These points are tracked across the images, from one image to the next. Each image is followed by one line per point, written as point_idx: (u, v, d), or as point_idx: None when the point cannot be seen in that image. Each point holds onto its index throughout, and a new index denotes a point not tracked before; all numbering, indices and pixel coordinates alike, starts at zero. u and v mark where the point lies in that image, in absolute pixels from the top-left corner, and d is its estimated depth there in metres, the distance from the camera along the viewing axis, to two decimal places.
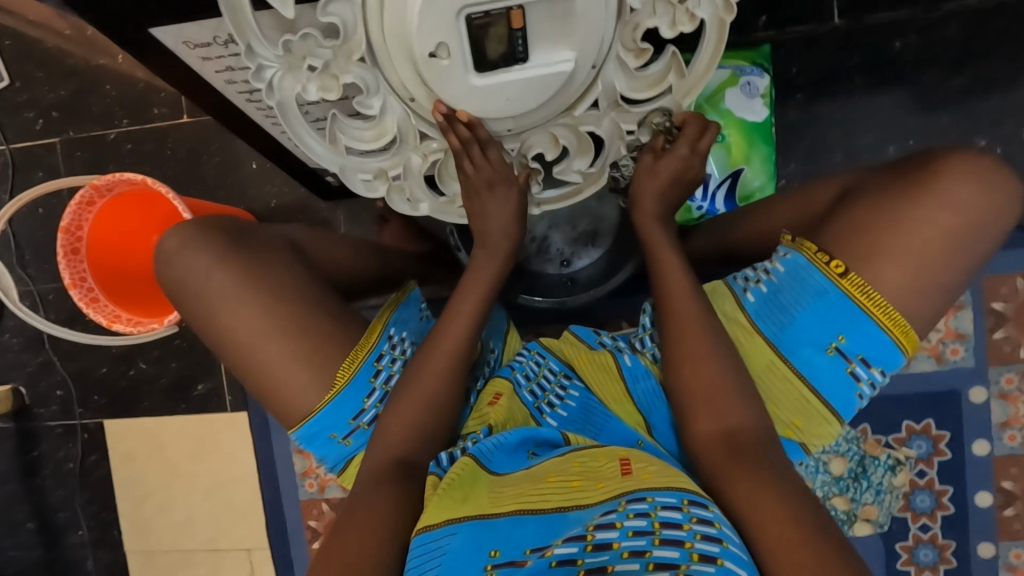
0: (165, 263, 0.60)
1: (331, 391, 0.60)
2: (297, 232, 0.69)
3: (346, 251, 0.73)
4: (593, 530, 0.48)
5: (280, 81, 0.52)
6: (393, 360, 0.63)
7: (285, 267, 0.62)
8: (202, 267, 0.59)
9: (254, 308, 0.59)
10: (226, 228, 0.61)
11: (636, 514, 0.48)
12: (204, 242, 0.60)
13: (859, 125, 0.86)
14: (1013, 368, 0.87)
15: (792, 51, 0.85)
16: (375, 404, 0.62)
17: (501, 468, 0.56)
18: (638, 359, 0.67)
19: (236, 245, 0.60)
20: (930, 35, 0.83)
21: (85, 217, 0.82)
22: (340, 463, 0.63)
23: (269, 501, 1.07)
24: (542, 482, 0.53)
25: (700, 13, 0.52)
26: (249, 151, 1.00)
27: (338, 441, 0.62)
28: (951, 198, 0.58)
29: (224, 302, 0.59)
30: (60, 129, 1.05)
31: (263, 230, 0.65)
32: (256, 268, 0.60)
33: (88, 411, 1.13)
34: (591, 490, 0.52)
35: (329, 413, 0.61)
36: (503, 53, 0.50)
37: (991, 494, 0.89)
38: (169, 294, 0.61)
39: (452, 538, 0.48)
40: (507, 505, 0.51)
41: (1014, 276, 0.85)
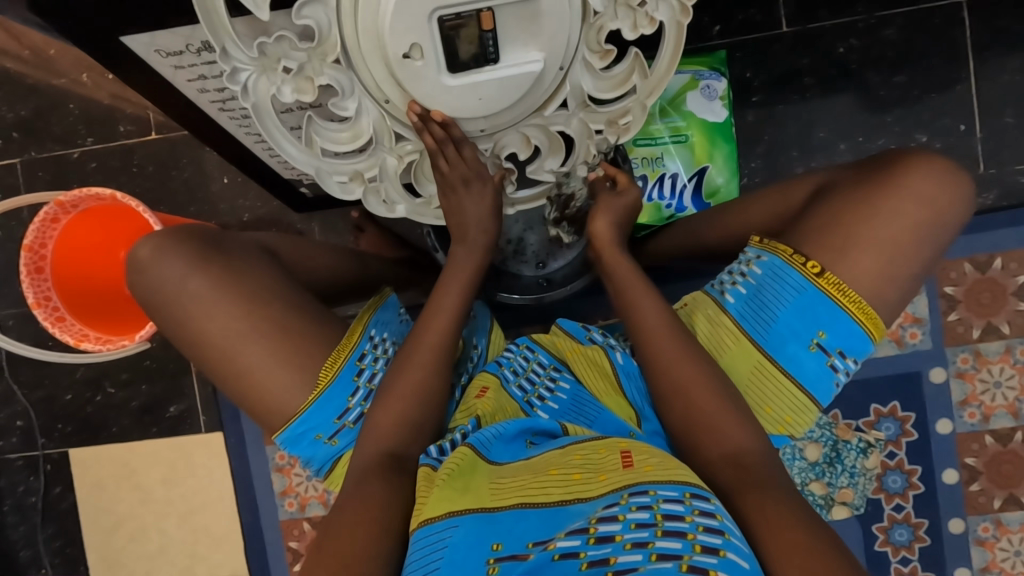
0: (139, 272, 0.60)
1: (316, 390, 0.60)
2: (272, 238, 0.69)
3: (323, 257, 0.73)
4: (596, 522, 0.49)
5: (255, 83, 0.52)
6: (375, 359, 0.63)
7: (261, 271, 0.62)
8: (175, 274, 0.59)
9: (233, 312, 0.60)
10: (201, 236, 0.62)
11: (639, 507, 0.50)
12: (176, 250, 0.60)
13: (811, 125, 0.92)
14: (967, 348, 0.91)
15: (746, 57, 0.91)
16: (360, 402, 0.62)
17: (501, 457, 0.57)
18: (629, 357, 0.69)
19: (207, 252, 0.61)
20: (869, 41, 0.89)
21: (50, 234, 0.80)
22: (327, 464, 0.63)
23: (247, 524, 1.04)
24: (544, 474, 0.54)
25: (659, 16, 0.55)
26: (221, 166, 0.99)
27: (324, 441, 0.62)
28: (914, 195, 0.64)
29: (198, 304, 0.60)
30: (20, 149, 1.02)
31: (241, 237, 0.65)
32: (232, 273, 0.61)
33: (51, 441, 1.08)
34: (593, 483, 0.53)
35: (314, 412, 0.61)
36: (475, 53, 0.52)
37: (956, 470, 0.93)
38: (145, 304, 0.61)
39: (455, 530, 0.49)
40: (510, 498, 0.52)
41: (962, 261, 0.91)
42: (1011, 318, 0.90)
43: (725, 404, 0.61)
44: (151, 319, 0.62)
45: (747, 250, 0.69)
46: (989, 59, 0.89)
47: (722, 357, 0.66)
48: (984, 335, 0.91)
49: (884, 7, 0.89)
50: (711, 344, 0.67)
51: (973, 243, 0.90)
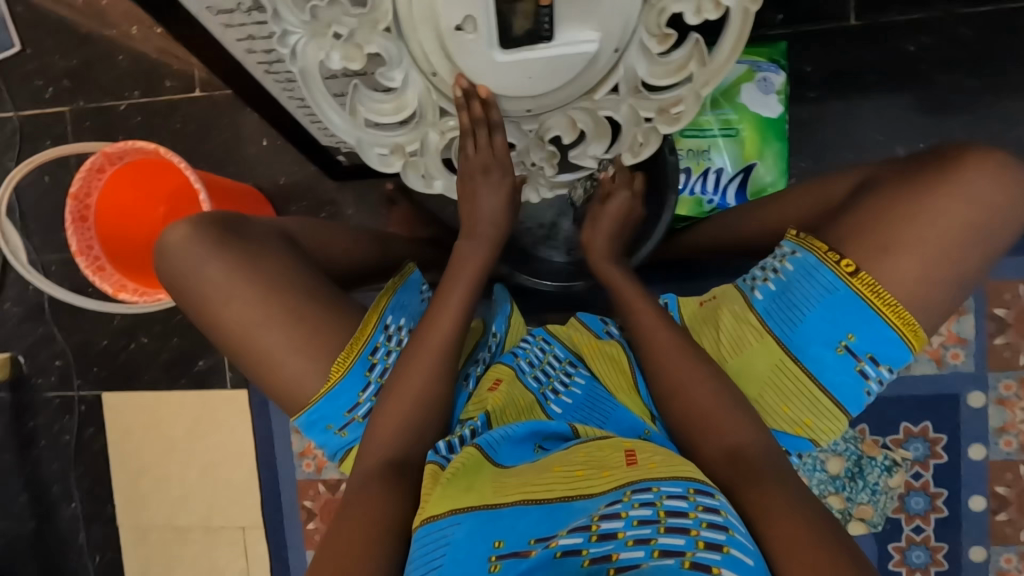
0: (166, 260, 0.63)
1: (327, 383, 0.62)
2: (292, 225, 0.71)
3: (344, 244, 0.75)
4: (598, 520, 0.49)
5: (304, 48, 0.52)
6: (387, 352, 0.64)
7: (280, 259, 0.64)
8: (196, 263, 0.62)
9: (251, 301, 0.62)
10: (221, 222, 0.63)
11: (641, 504, 0.50)
12: (197, 240, 0.62)
13: (869, 127, 0.87)
14: (1012, 374, 0.87)
15: (808, 50, 0.86)
16: (369, 397, 0.63)
17: (507, 460, 0.56)
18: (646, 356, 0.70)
19: (229, 235, 0.63)
20: (944, 40, 0.84)
21: (94, 184, 0.82)
22: (340, 453, 0.65)
23: (265, 479, 1.07)
24: (548, 472, 0.54)
25: (726, 1, 0.52)
26: (260, 128, 0.99)
27: (335, 432, 0.64)
28: (965, 193, 0.59)
29: (218, 293, 0.62)
30: (69, 98, 1.04)
31: (263, 225, 0.67)
32: (250, 261, 0.62)
33: (86, 384, 1.13)
34: (596, 479, 0.53)
35: (325, 403, 0.63)
36: (528, 29, 0.51)
37: (985, 498, 0.90)
38: (171, 287, 0.64)
39: (456, 528, 0.49)
40: (511, 495, 0.52)
41: (1017, 283, 0.86)
42: None
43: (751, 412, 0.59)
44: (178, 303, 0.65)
45: (783, 245, 0.66)
46: None
47: (742, 353, 0.65)
48: None
49: (963, 5, 0.83)
50: (732, 338, 0.66)
51: None
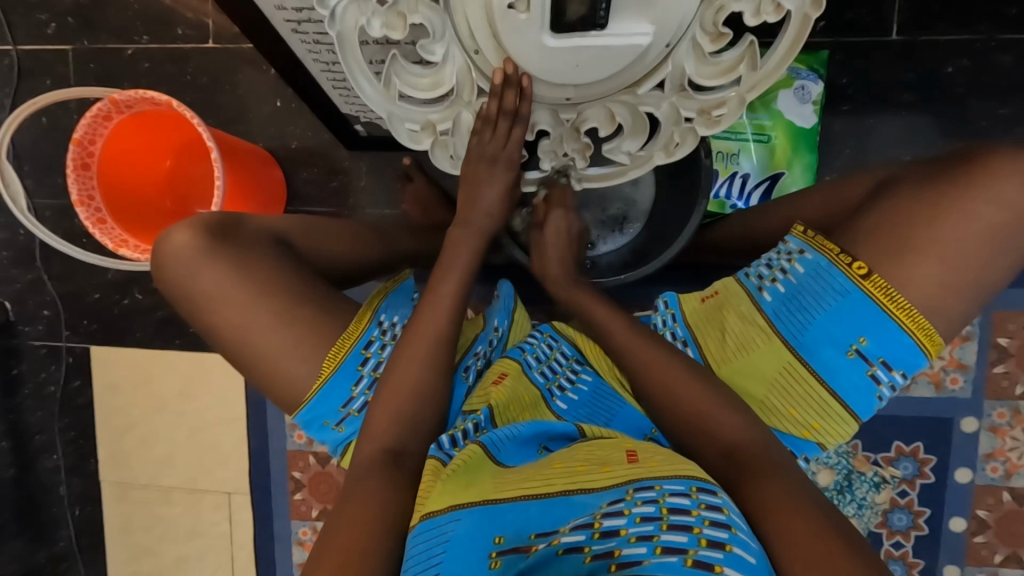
0: (167, 263, 0.65)
1: (320, 378, 0.63)
2: (292, 225, 0.71)
3: (346, 241, 0.74)
4: (600, 517, 0.47)
5: (344, 12, 0.49)
6: (381, 347, 0.65)
7: (276, 261, 0.66)
8: (194, 267, 0.64)
9: (244, 303, 0.63)
10: (217, 226, 0.65)
11: (644, 501, 0.48)
12: (194, 245, 0.64)
13: (900, 146, 0.86)
14: (1007, 404, 0.89)
15: (846, 61, 0.84)
16: (363, 391, 0.64)
17: (510, 460, 0.56)
18: None
19: (226, 237, 0.65)
20: (983, 64, 0.82)
21: (100, 131, 0.78)
22: (339, 448, 0.66)
23: (255, 446, 1.06)
24: (548, 468, 0.53)
25: (787, 5, 0.50)
26: (275, 88, 0.95)
27: (331, 427, 0.65)
28: (995, 196, 0.56)
29: (213, 296, 0.63)
30: (74, 37, 0.99)
31: (258, 228, 0.68)
32: (247, 263, 0.64)
33: (75, 335, 1.09)
34: (596, 474, 0.52)
35: (320, 399, 0.64)
36: (583, 15, 0.48)
37: (965, 520, 0.92)
38: (173, 293, 0.65)
39: (456, 524, 0.48)
40: (511, 490, 0.50)
41: (1023, 314, 0.86)
42: None
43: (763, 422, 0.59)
44: (178, 308, 0.67)
45: (790, 243, 0.65)
46: None
47: (748, 354, 0.64)
48: None
49: (1008, 30, 0.81)
50: (738, 340, 0.64)
51: None
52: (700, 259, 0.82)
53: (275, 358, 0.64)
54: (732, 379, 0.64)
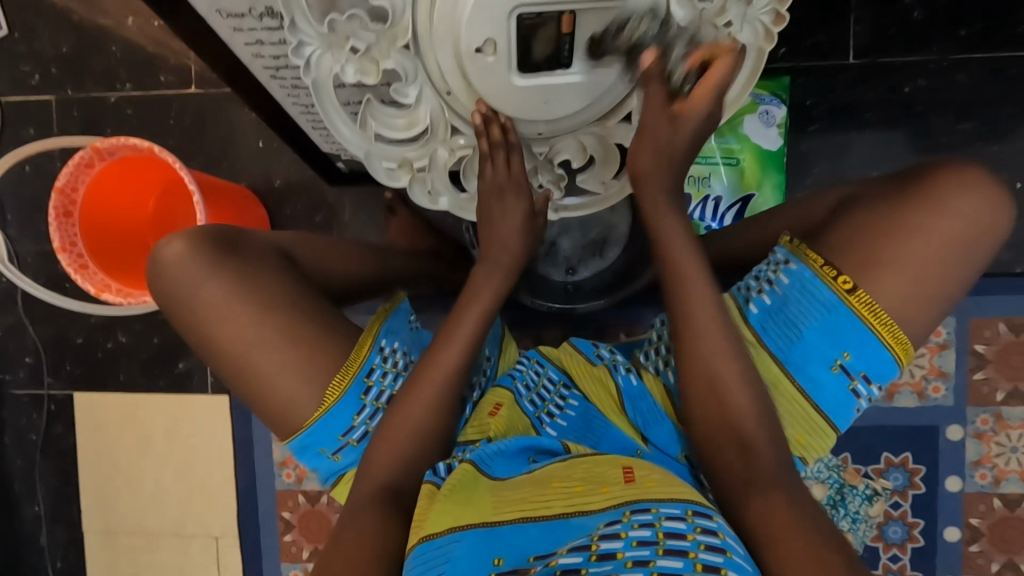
0: (163, 273, 0.63)
1: (322, 406, 0.63)
2: (293, 241, 0.71)
3: (346, 257, 0.74)
4: (598, 539, 0.48)
5: (319, 59, 0.50)
6: (384, 374, 0.64)
7: (283, 282, 0.65)
8: (196, 279, 0.62)
9: (248, 318, 0.62)
10: (221, 238, 0.64)
11: (641, 524, 0.48)
12: (197, 256, 0.62)
13: (866, 162, 0.89)
14: (989, 409, 0.90)
15: (809, 84, 0.88)
16: (364, 420, 0.64)
17: (502, 472, 0.57)
18: (638, 379, 0.68)
19: (233, 251, 0.64)
20: (938, 83, 0.86)
21: (81, 179, 0.79)
22: (332, 477, 0.66)
23: (243, 487, 1.04)
24: (547, 486, 0.54)
25: (742, 38, 0.52)
26: (257, 128, 0.97)
27: (328, 455, 0.64)
28: (948, 211, 0.57)
29: (215, 310, 0.62)
30: (58, 85, 1.00)
31: (261, 240, 0.67)
32: (255, 283, 0.63)
33: (58, 381, 1.08)
34: (595, 495, 0.52)
35: (320, 427, 0.63)
36: (548, 55, 0.51)
37: (959, 529, 0.92)
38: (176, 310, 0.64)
39: (456, 545, 0.48)
40: (510, 512, 0.51)
41: (997, 320, 0.88)
42: None
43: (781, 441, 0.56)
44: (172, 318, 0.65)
45: (778, 252, 0.63)
46: None
47: None
48: (1007, 398, 0.90)
49: (958, 50, 0.85)
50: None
51: (1012, 304, 0.88)
52: None
53: (263, 396, 0.64)
54: None
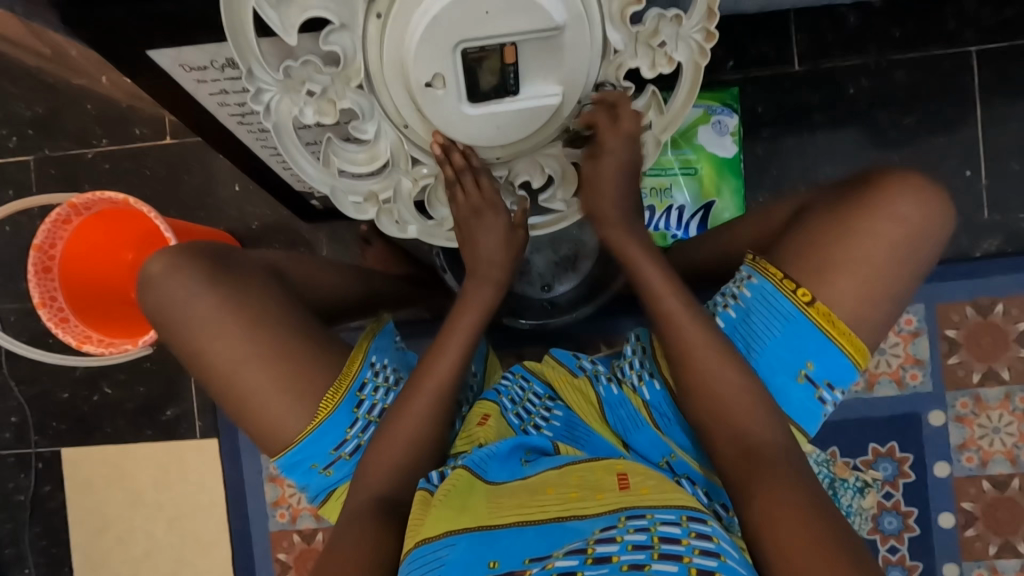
0: (149, 288, 0.61)
1: (314, 421, 0.62)
2: (280, 259, 0.71)
3: (329, 275, 0.75)
4: (594, 543, 0.49)
5: (278, 104, 0.52)
6: (375, 389, 0.63)
7: (271, 297, 0.63)
8: (186, 294, 0.61)
9: (238, 333, 0.61)
10: (213, 254, 0.63)
11: (636, 529, 0.50)
12: (188, 272, 0.61)
13: (821, 162, 0.92)
14: (967, 392, 0.92)
15: (758, 92, 0.92)
16: (357, 434, 0.63)
17: (498, 477, 0.58)
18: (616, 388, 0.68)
19: (227, 268, 0.63)
20: (880, 83, 0.91)
21: (59, 236, 0.81)
22: (322, 493, 0.65)
23: (236, 532, 1.03)
24: (542, 493, 0.55)
25: (677, 56, 0.54)
26: (232, 173, 1.00)
27: (318, 471, 0.64)
28: (890, 214, 0.59)
29: (205, 325, 0.61)
30: (35, 146, 1.03)
31: (250, 257, 0.67)
32: (244, 297, 0.62)
33: (44, 439, 1.07)
34: (591, 501, 0.53)
35: (310, 443, 0.62)
36: (495, 84, 0.52)
37: (953, 514, 0.92)
38: (158, 325, 0.62)
39: (451, 549, 0.50)
40: (507, 516, 0.52)
41: (963, 304, 0.91)
42: (1011, 364, 0.91)
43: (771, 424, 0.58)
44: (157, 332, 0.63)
45: (740, 267, 0.64)
46: (997, 106, 0.90)
47: None
48: (983, 379, 0.91)
49: (894, 50, 0.90)
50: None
51: (975, 286, 0.90)
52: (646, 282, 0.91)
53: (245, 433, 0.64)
54: None
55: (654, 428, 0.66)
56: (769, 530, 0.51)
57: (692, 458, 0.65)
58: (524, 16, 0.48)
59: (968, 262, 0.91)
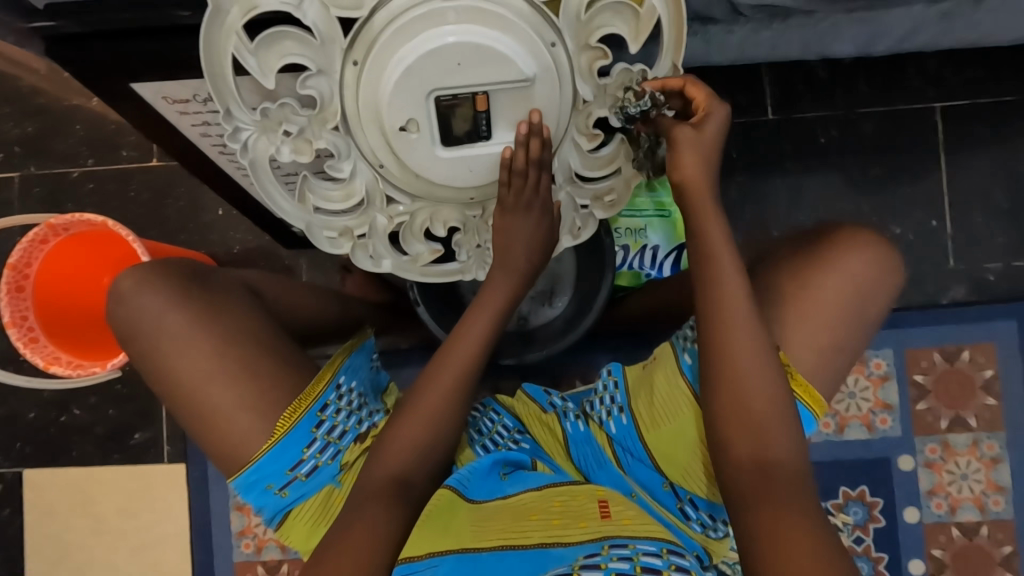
0: (118, 303, 0.59)
1: (271, 439, 0.58)
2: (258, 278, 0.69)
3: (307, 298, 0.74)
4: (579, 568, 0.52)
5: (255, 142, 0.54)
6: (337, 411, 0.61)
7: (242, 312, 0.62)
8: (156, 308, 0.58)
9: (204, 351, 0.59)
10: (187, 271, 0.61)
11: (619, 557, 0.52)
12: (159, 285, 0.59)
13: (793, 207, 0.95)
14: (936, 438, 0.93)
15: (733, 138, 0.95)
16: (315, 454, 0.60)
17: (478, 494, 0.59)
18: (583, 425, 0.69)
19: (200, 284, 0.61)
20: (849, 134, 0.94)
21: (36, 255, 0.81)
22: (278, 515, 0.61)
23: (199, 561, 1.00)
24: (526, 518, 0.56)
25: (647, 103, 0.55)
26: (216, 198, 1.00)
27: (274, 492, 0.60)
28: (839, 269, 0.61)
29: (172, 341, 0.59)
30: (20, 164, 1.03)
31: (224, 274, 0.65)
32: (211, 312, 0.60)
33: (7, 459, 1.04)
34: (573, 529, 0.55)
35: (267, 462, 0.59)
36: (468, 130, 0.54)
37: (923, 562, 0.92)
38: (121, 336, 0.60)
39: (435, 569, 0.52)
40: (491, 540, 0.55)
41: (931, 350, 0.93)
42: (978, 411, 0.92)
43: (792, 434, 0.55)
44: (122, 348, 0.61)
45: None
46: (961, 161, 0.94)
47: (675, 420, 0.62)
48: (952, 426, 0.92)
49: (863, 104, 0.94)
50: (666, 406, 0.62)
51: (942, 334, 0.92)
52: (624, 326, 0.90)
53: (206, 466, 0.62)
54: (662, 447, 0.63)
55: (617, 465, 0.66)
56: (773, 549, 0.48)
57: (653, 498, 0.65)
58: (496, 68, 0.50)
59: (935, 309, 0.93)
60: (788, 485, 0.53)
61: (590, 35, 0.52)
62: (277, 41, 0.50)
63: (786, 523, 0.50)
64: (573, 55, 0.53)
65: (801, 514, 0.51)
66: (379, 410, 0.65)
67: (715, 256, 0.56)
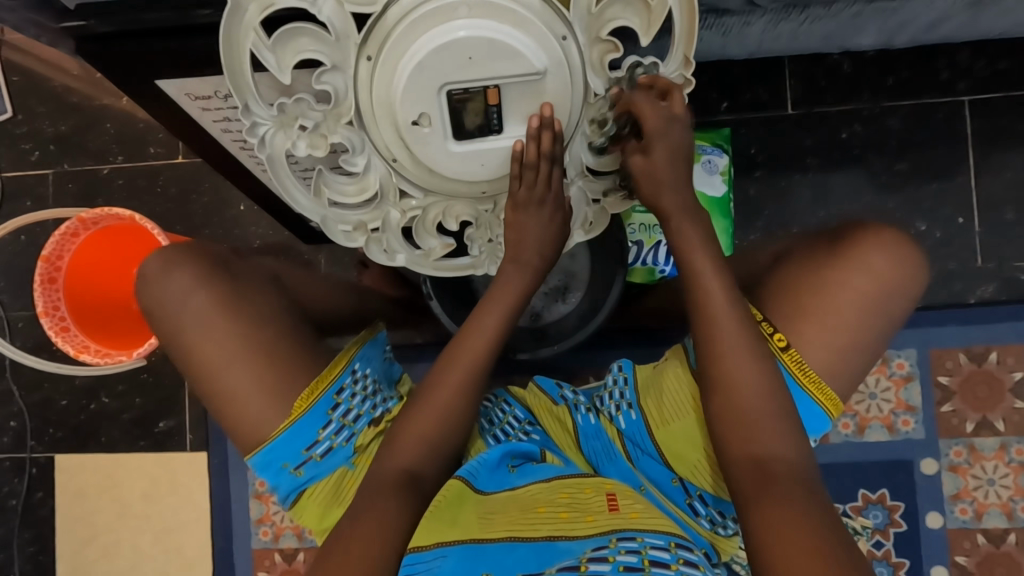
0: (147, 283, 0.61)
1: (289, 418, 0.60)
2: (281, 268, 0.71)
3: (324, 290, 0.75)
4: (586, 562, 0.50)
5: (272, 137, 0.55)
6: (353, 395, 0.62)
7: (265, 297, 0.64)
8: (182, 289, 0.61)
9: (227, 333, 0.60)
10: (212, 256, 0.63)
11: (627, 551, 0.51)
12: (185, 268, 0.61)
13: (813, 204, 0.93)
14: (962, 441, 0.90)
15: (752, 133, 0.94)
16: (329, 436, 0.61)
17: (487, 486, 0.59)
18: (592, 417, 0.69)
19: (224, 269, 0.63)
20: (873, 128, 0.92)
21: (67, 248, 0.84)
22: (292, 494, 0.63)
23: (219, 547, 1.03)
24: (533, 511, 0.56)
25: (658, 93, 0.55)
26: (239, 194, 1.03)
27: (290, 471, 0.62)
28: (863, 267, 0.59)
29: (196, 323, 0.61)
30: (55, 161, 1.08)
31: (249, 263, 0.67)
32: (235, 297, 0.62)
33: (40, 444, 1.09)
34: (580, 523, 0.55)
35: (283, 441, 0.60)
36: (480, 124, 0.54)
37: (947, 568, 0.90)
38: (148, 314, 0.62)
39: (443, 560, 0.52)
40: (499, 531, 0.54)
41: (957, 351, 0.90)
42: (1006, 414, 0.89)
43: (786, 430, 0.55)
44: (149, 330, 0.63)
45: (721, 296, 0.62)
46: (990, 156, 0.91)
47: (685, 418, 0.63)
48: (978, 429, 0.90)
49: (887, 97, 0.92)
50: (676, 404, 0.63)
51: (969, 334, 0.89)
52: (641, 321, 0.92)
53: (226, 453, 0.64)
54: (672, 445, 0.64)
55: (626, 459, 0.66)
56: (772, 546, 0.48)
57: (662, 493, 0.64)
58: (506, 61, 0.51)
59: (961, 309, 0.90)
60: (784, 482, 0.53)
61: (600, 28, 0.52)
62: (293, 38, 0.51)
63: (781, 513, 0.50)
64: (584, 49, 0.53)
65: (799, 506, 0.50)
66: (394, 397, 0.66)
67: (698, 265, 0.58)
